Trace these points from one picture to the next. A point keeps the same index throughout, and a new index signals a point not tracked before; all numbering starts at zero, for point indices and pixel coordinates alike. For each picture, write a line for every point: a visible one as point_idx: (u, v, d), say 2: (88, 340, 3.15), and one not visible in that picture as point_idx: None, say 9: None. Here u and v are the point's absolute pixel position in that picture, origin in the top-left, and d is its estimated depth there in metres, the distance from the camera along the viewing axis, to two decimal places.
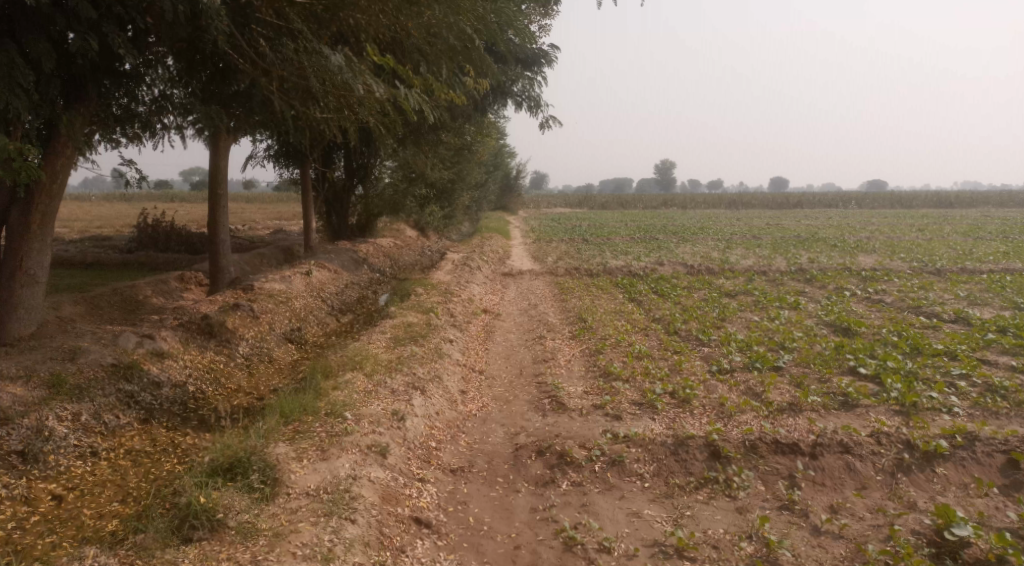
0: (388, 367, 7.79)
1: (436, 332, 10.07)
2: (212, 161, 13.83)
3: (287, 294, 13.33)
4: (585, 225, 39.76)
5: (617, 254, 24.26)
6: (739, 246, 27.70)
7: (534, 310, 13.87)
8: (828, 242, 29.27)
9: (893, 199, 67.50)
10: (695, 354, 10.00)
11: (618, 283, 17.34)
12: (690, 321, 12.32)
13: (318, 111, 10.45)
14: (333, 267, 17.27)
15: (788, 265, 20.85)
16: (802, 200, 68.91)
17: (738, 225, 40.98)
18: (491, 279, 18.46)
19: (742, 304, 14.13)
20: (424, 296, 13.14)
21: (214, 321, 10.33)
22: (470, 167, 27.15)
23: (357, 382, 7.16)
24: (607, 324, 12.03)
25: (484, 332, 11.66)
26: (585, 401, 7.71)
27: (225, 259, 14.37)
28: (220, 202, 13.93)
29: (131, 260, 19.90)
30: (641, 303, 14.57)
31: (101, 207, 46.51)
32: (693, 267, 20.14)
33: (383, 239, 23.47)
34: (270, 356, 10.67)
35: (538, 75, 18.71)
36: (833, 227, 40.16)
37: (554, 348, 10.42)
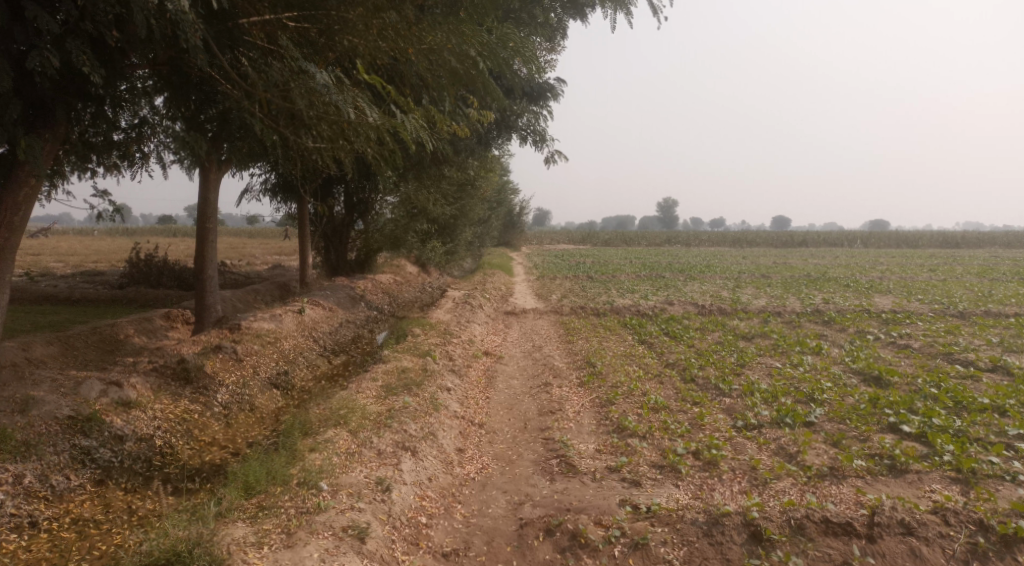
0: (376, 423, 6.92)
1: (433, 378, 9.23)
2: (202, 193, 13.17)
3: (276, 335, 12.55)
4: (590, 262, 39.09)
5: (624, 293, 23.48)
6: (749, 286, 26.92)
7: (539, 353, 13.02)
8: (840, 282, 28.46)
9: (899, 238, 66.93)
10: (718, 407, 9.12)
11: (627, 324, 16.51)
12: (708, 368, 11.45)
13: (308, 141, 9.83)
14: (328, 305, 16.50)
15: (803, 306, 20.03)
16: (807, 238, 68.39)
17: (745, 263, 40.29)
18: (494, 318, 17.68)
19: (761, 348, 13.26)
20: (421, 337, 12.32)
21: (191, 365, 9.50)
22: (473, 202, 26.59)
23: (339, 441, 6.30)
24: (617, 369, 11.18)
25: (486, 377, 10.80)
26: (597, 463, 6.83)
27: (213, 297, 13.61)
28: (208, 236, 13.23)
29: (120, 296, 19.15)
30: (652, 346, 13.70)
31: (100, 241, 46.09)
32: (704, 307, 19.35)
33: (382, 276, 22.77)
34: (252, 405, 9.81)
35: (544, 109, 18.23)
36: (842, 266, 39.37)
37: (562, 396, 9.55)
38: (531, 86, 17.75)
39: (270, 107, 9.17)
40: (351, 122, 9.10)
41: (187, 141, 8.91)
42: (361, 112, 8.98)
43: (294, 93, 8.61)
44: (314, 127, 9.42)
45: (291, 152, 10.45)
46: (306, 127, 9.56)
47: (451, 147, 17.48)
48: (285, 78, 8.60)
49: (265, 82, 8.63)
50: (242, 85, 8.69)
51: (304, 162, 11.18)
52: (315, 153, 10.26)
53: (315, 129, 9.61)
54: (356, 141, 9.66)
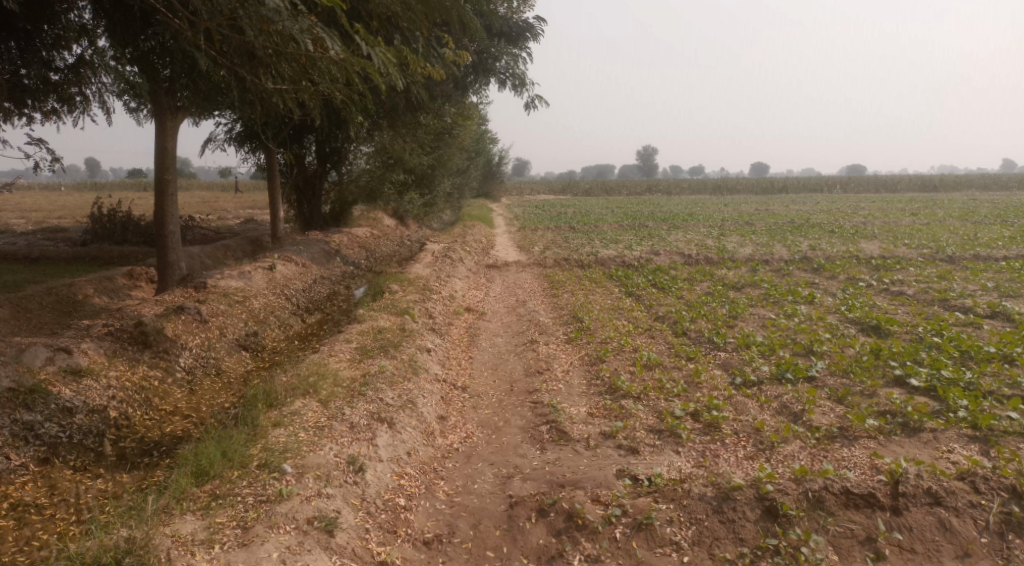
0: (349, 391, 6.34)
1: (411, 338, 8.62)
2: (158, 142, 12.15)
3: (244, 293, 11.85)
4: (571, 212, 38.33)
5: (608, 243, 22.89)
6: (734, 233, 26.44)
7: (523, 308, 12.43)
8: (824, 228, 28.08)
9: (878, 183, 66.74)
10: (715, 363, 8.65)
11: (612, 276, 15.96)
12: (700, 320, 10.96)
13: (269, 82, 9.05)
14: (301, 261, 15.73)
15: (791, 253, 19.59)
16: (788, 185, 68.01)
17: (728, 210, 39.78)
18: (475, 271, 17.05)
19: (752, 298, 12.81)
20: (399, 294, 11.67)
21: (149, 328, 8.73)
22: (451, 152, 25.59)
23: (307, 414, 5.73)
24: (606, 324, 10.66)
25: (468, 336, 10.22)
26: (590, 429, 6.33)
27: (177, 255, 12.78)
28: (167, 188, 12.29)
29: (81, 253, 18.17)
30: (641, 298, 13.17)
31: (64, 197, 44.27)
32: (691, 256, 18.84)
33: (359, 229, 21.95)
34: (218, 369, 9.18)
35: (523, 51, 17.25)
36: (826, 212, 39.01)
37: (549, 354, 9.01)
38: (508, 26, 16.73)
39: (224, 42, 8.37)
40: (312, 56, 8.30)
41: (128, 78, 8.08)
42: (323, 47, 8.10)
43: (241, 21, 7.64)
44: (273, 65, 8.69)
45: (250, 95, 9.63)
46: (263, 63, 8.75)
47: (426, 92, 16.50)
48: (231, 6, 7.59)
49: (210, 13, 7.73)
50: (186, 15, 7.80)
51: (266, 106, 10.30)
52: (276, 96, 9.45)
53: (274, 67, 8.83)
54: (320, 79, 8.90)
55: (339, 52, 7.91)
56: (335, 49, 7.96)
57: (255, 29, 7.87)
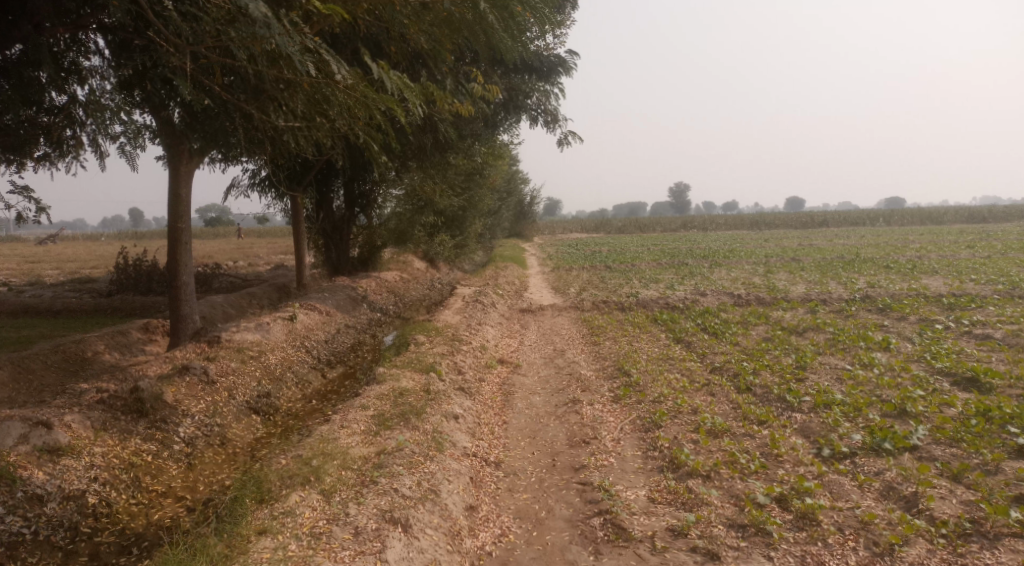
0: (358, 480, 5.30)
1: (437, 402, 7.54)
2: (172, 188, 11.54)
3: (260, 347, 10.97)
4: (606, 250, 37.18)
5: (648, 283, 21.64)
6: (782, 270, 24.92)
7: (562, 360, 11.27)
8: (878, 263, 26.43)
9: (923, 215, 64.12)
10: (793, 430, 7.36)
11: (657, 320, 14.72)
12: (765, 373, 9.67)
13: (280, 119, 8.61)
14: (324, 308, 14.87)
15: (849, 291, 18.04)
16: (828, 218, 65.89)
17: (769, 246, 38.08)
18: (508, 317, 15.99)
19: (818, 346, 11.44)
20: (425, 347, 10.65)
21: (145, 394, 7.81)
22: (482, 192, 24.84)
23: (301, 519, 4.72)
24: (657, 378, 9.46)
25: (503, 395, 9.11)
26: (655, 522, 5.19)
27: (190, 307, 12.01)
28: (182, 236, 11.58)
29: (103, 305, 17.63)
30: (692, 346, 11.92)
31: (101, 246, 44.77)
32: (740, 296, 17.48)
33: (388, 273, 21.14)
34: (223, 438, 8.19)
35: (555, 87, 16.47)
36: (873, 245, 37.05)
37: (595, 418, 7.83)
38: (539, 60, 15.99)
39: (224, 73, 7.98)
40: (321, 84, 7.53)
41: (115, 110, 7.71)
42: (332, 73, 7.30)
43: (229, 43, 6.96)
44: (283, 97, 8.27)
45: (260, 134, 9.14)
46: (269, 93, 8.24)
47: (455, 130, 15.76)
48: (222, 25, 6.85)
49: (191, 35, 7.11)
50: (169, 38, 7.16)
51: (279, 145, 9.74)
52: (286, 133, 8.94)
53: (284, 102, 8.30)
54: (335, 112, 8.31)
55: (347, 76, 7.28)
56: (341, 72, 7.30)
57: (249, 49, 7.15)
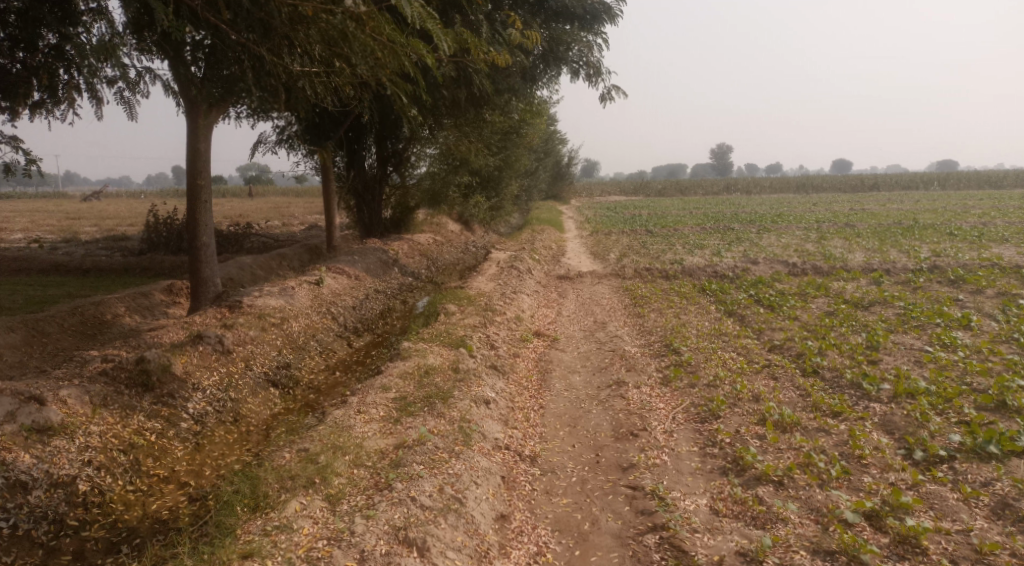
0: (371, 490, 4.62)
1: (467, 382, 6.77)
2: (190, 143, 10.81)
3: (282, 315, 10.35)
4: (646, 214, 35.82)
5: (693, 249, 20.45)
6: (835, 236, 23.40)
7: (603, 333, 10.39)
8: (940, 230, 24.67)
9: (982, 178, 60.56)
10: (875, 426, 6.37)
11: (705, 289, 13.66)
12: (832, 354, 8.65)
13: (295, 64, 7.81)
14: (353, 272, 14.19)
15: (914, 261, 16.62)
16: (879, 182, 62.78)
17: (819, 211, 36.11)
18: (545, 285, 15.11)
19: (889, 323, 10.31)
20: (456, 318, 9.89)
21: (151, 366, 7.19)
22: (519, 152, 23.78)
23: (301, 541, 4.10)
24: (712, 357, 8.53)
25: (539, 374, 8.30)
26: (721, 543, 4.44)
27: (211, 270, 11.41)
28: (201, 195, 10.90)
29: (132, 264, 17.28)
30: (746, 320, 10.91)
31: (140, 204, 44.95)
32: (794, 264, 16.25)
33: (421, 236, 20.39)
34: (236, 415, 7.58)
35: (599, 36, 15.22)
36: (932, 211, 34.78)
37: (643, 404, 6.96)
38: (583, 8, 14.78)
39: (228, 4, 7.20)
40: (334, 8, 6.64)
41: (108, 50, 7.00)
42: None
43: None
44: (296, 35, 7.43)
45: (275, 82, 8.34)
46: (279, 33, 7.44)
47: (492, 82, 14.70)
48: None
49: None
50: None
51: (296, 94, 8.93)
52: (301, 80, 8.14)
53: (297, 36, 7.45)
54: (353, 47, 7.42)
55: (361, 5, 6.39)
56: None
57: None
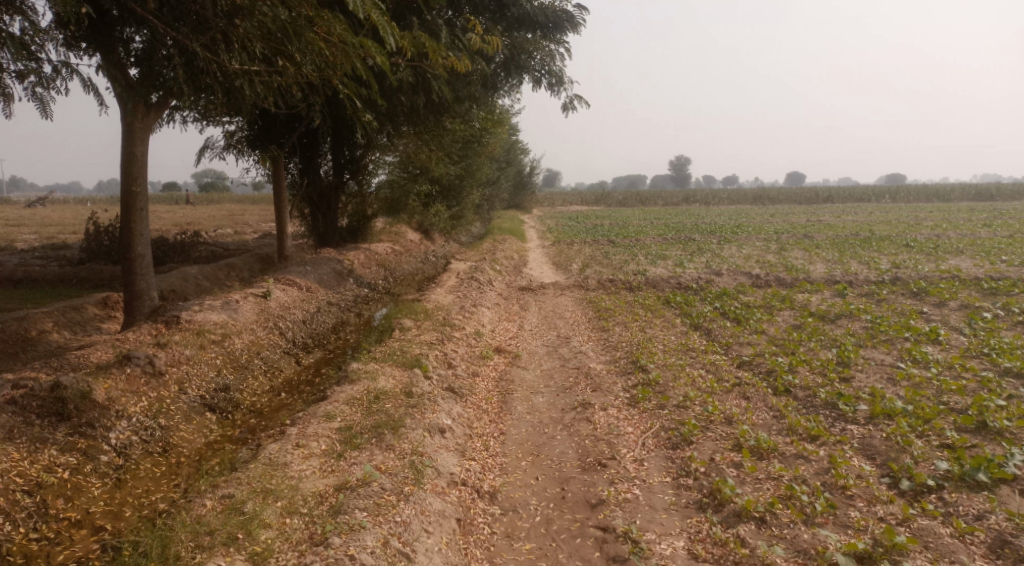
0: (307, 549, 4.17)
1: (421, 408, 6.20)
2: (124, 146, 9.96)
3: (224, 331, 9.59)
4: (608, 223, 35.61)
5: (656, 260, 20.17)
6: (795, 248, 23.44)
7: (567, 349, 9.91)
8: (896, 242, 24.96)
9: (930, 192, 62.35)
10: (854, 451, 6.03)
11: (669, 302, 13.31)
12: (803, 372, 8.31)
13: (232, 62, 7.17)
14: (304, 284, 13.45)
15: (876, 273, 16.58)
16: (833, 194, 64.12)
17: (777, 222, 36.39)
18: (506, 297, 14.60)
19: (857, 337, 10.07)
20: (411, 335, 9.30)
21: (69, 392, 6.42)
22: (480, 161, 23.29)
23: None
24: (681, 375, 8.11)
25: (500, 395, 7.76)
26: None
27: (148, 282, 10.56)
28: (136, 202, 10.07)
29: (68, 274, 16.17)
30: (713, 334, 10.55)
31: (83, 210, 42.88)
32: (757, 276, 16.05)
33: (379, 246, 19.69)
34: (166, 445, 6.84)
35: (562, 45, 14.86)
36: (886, 223, 35.37)
37: (611, 429, 6.48)
38: (545, 15, 14.38)
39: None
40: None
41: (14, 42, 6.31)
42: None
43: None
44: (232, 30, 6.82)
45: (212, 79, 7.65)
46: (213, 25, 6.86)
47: (452, 89, 14.17)
48: None
49: None
50: None
51: (237, 95, 8.27)
52: (239, 79, 7.53)
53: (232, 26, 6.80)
54: (297, 40, 6.83)
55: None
56: None
57: None
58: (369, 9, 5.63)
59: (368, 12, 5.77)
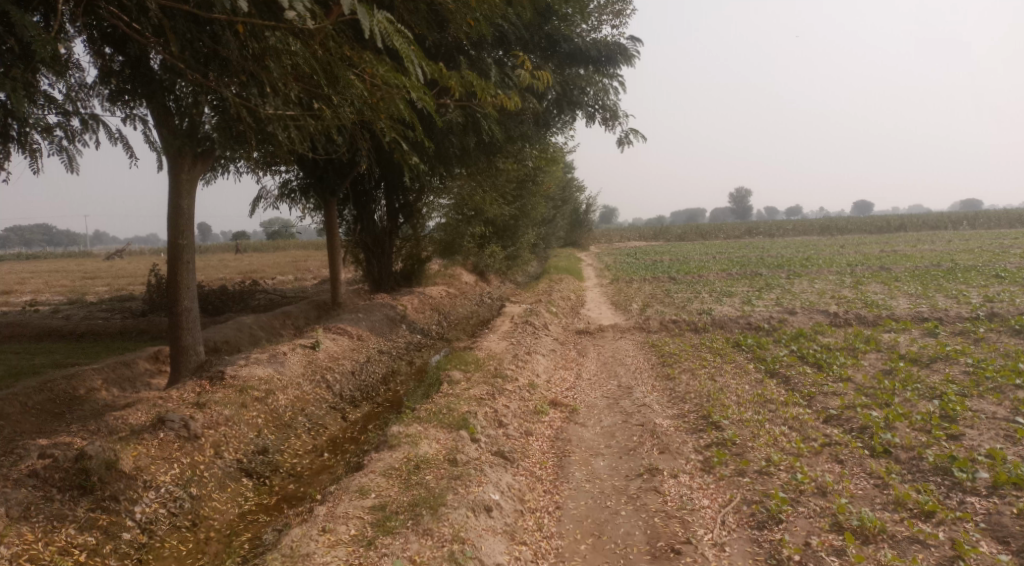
0: None
1: (464, 482, 5.55)
2: (171, 199, 9.83)
3: (268, 386, 9.20)
4: (668, 259, 34.46)
5: (721, 297, 19.07)
6: (873, 281, 21.88)
7: (629, 402, 9.08)
8: (985, 272, 23.02)
9: (1013, 216, 58.54)
10: (982, 533, 5.02)
11: (739, 345, 12.29)
12: (903, 428, 7.22)
13: (266, 107, 6.88)
14: (355, 332, 13.07)
15: (969, 307, 15.09)
16: (906, 221, 60.99)
17: (849, 253, 34.43)
18: (563, 342, 13.86)
19: (960, 384, 8.88)
20: (459, 389, 8.68)
21: (95, 463, 6.06)
22: (535, 201, 22.84)
23: None
24: (761, 433, 7.15)
25: (555, 458, 7.01)
26: None
27: (194, 336, 10.33)
28: (182, 255, 9.89)
29: (129, 327, 16.31)
30: (791, 383, 9.51)
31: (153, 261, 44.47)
32: (835, 314, 14.82)
33: (434, 290, 19.31)
34: (195, 517, 6.43)
35: (615, 78, 14.35)
36: (968, 251, 33.02)
37: (683, 503, 5.70)
38: (597, 49, 13.93)
39: (175, 35, 6.36)
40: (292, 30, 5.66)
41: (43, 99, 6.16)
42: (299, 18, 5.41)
43: None
44: (263, 73, 6.54)
45: (248, 126, 7.38)
46: (241, 68, 6.61)
47: (504, 129, 13.82)
48: None
49: None
50: None
51: (276, 142, 8.00)
52: (272, 124, 7.23)
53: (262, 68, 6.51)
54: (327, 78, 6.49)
55: (306, 16, 5.36)
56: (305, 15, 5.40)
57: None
58: (394, 35, 5.18)
59: (392, 40, 5.31)
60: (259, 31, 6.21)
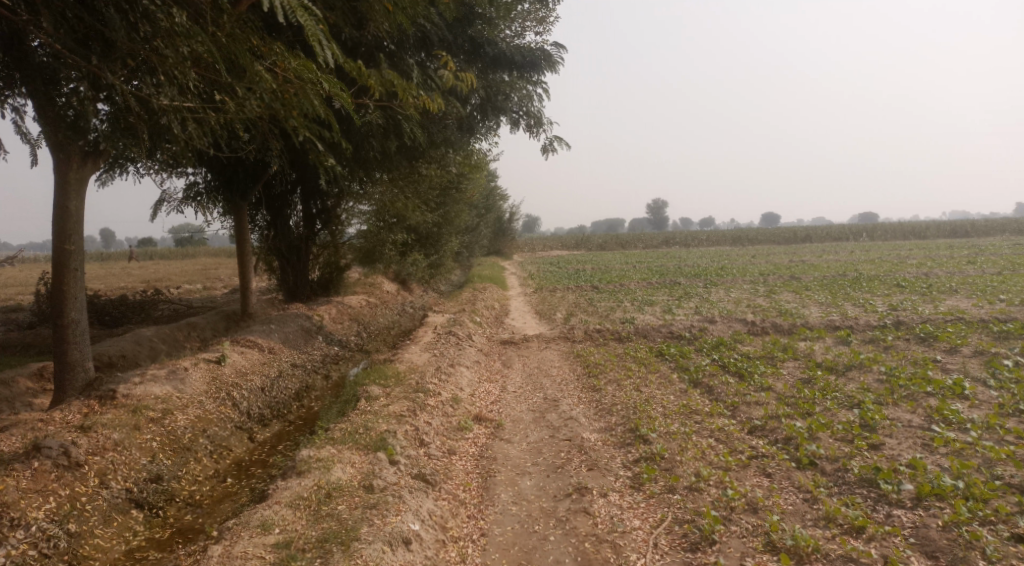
0: None
1: (382, 513, 5.15)
2: (57, 200, 8.85)
3: (166, 405, 8.39)
4: (590, 268, 34.77)
5: (643, 306, 19.22)
6: (785, 290, 22.66)
7: (555, 416, 8.81)
8: (886, 282, 24.28)
9: (906, 229, 62.68)
10: (912, 549, 5.02)
11: (663, 354, 12.28)
12: (826, 438, 7.27)
13: (161, 98, 6.22)
14: (267, 344, 12.26)
15: (875, 316, 15.73)
16: (811, 233, 64.25)
17: (761, 263, 35.73)
18: (487, 353, 13.51)
19: (874, 391, 9.09)
20: (378, 406, 8.16)
21: None
22: (459, 208, 22.42)
23: None
24: (690, 446, 7.01)
25: (480, 478, 6.63)
26: None
27: (82, 351, 9.35)
28: (69, 262, 8.93)
29: (11, 340, 14.83)
30: (716, 393, 9.51)
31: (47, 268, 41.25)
32: (752, 322, 15.13)
33: (354, 299, 18.55)
34: (76, 556, 5.87)
35: (539, 85, 14.17)
36: (869, 262, 34.92)
37: (615, 526, 5.46)
38: (522, 55, 13.71)
39: (51, 14, 5.63)
40: None
41: None
42: None
43: None
44: (156, 59, 5.89)
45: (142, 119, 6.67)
46: (130, 53, 5.94)
47: (426, 132, 13.37)
48: None
49: None
50: None
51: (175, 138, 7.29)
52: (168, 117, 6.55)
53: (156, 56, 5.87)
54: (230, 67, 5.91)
55: None
56: None
57: None
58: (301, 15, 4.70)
59: (299, 22, 4.83)
60: (150, 13, 5.59)
